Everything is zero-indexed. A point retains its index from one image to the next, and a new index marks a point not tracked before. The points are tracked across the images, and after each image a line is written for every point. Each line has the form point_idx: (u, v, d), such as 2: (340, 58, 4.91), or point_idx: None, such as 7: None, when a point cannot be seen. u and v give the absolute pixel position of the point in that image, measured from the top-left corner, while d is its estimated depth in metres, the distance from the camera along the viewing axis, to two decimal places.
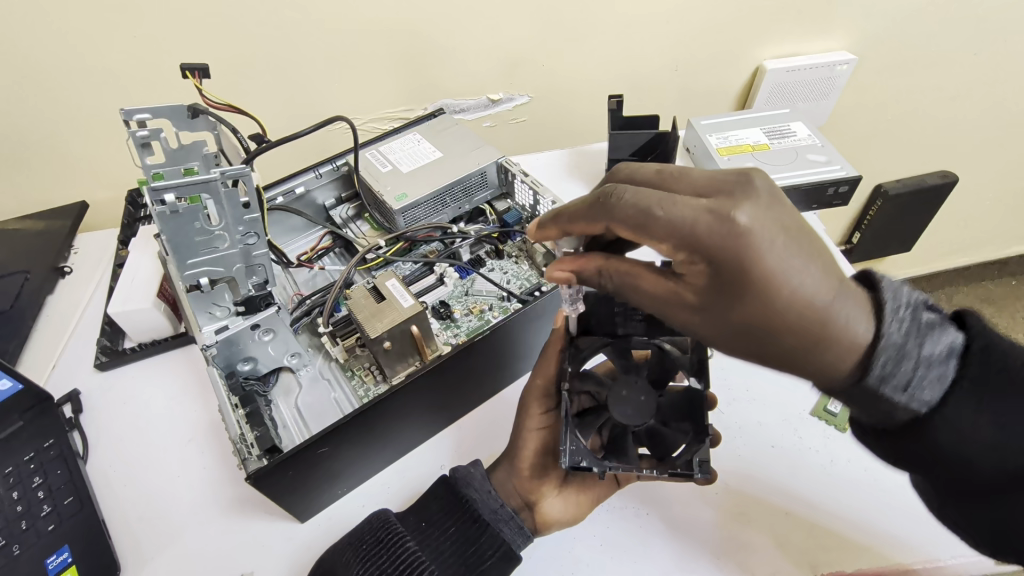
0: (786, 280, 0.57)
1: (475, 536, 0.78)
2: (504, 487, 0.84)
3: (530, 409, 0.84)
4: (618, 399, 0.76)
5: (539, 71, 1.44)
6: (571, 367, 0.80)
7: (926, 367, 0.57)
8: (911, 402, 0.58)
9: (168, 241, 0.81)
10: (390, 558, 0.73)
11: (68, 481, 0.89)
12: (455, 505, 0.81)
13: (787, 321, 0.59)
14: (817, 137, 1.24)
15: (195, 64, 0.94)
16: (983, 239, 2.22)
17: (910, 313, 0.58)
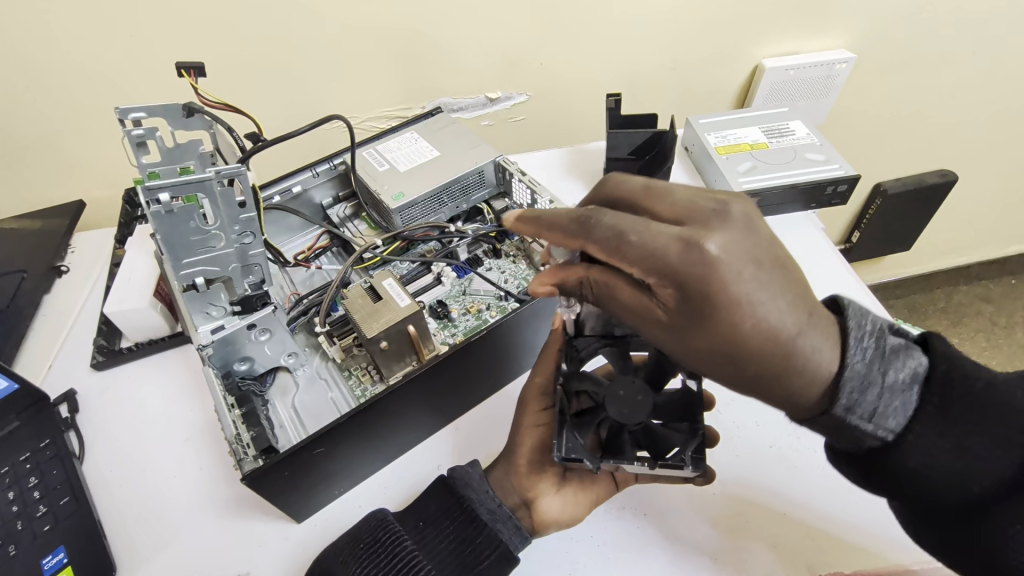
0: (755, 309, 0.59)
1: (472, 537, 0.78)
2: (502, 486, 0.84)
3: (528, 407, 0.84)
4: (615, 397, 0.75)
5: (537, 70, 1.43)
6: (569, 366, 0.80)
7: (889, 394, 0.59)
8: (878, 429, 0.59)
9: (162, 241, 0.81)
10: (386, 558, 0.73)
11: (63, 481, 0.88)
12: (452, 505, 0.80)
13: (753, 347, 0.60)
14: (816, 136, 1.23)
15: (191, 63, 0.94)
16: (983, 238, 2.22)
17: (871, 342, 0.60)
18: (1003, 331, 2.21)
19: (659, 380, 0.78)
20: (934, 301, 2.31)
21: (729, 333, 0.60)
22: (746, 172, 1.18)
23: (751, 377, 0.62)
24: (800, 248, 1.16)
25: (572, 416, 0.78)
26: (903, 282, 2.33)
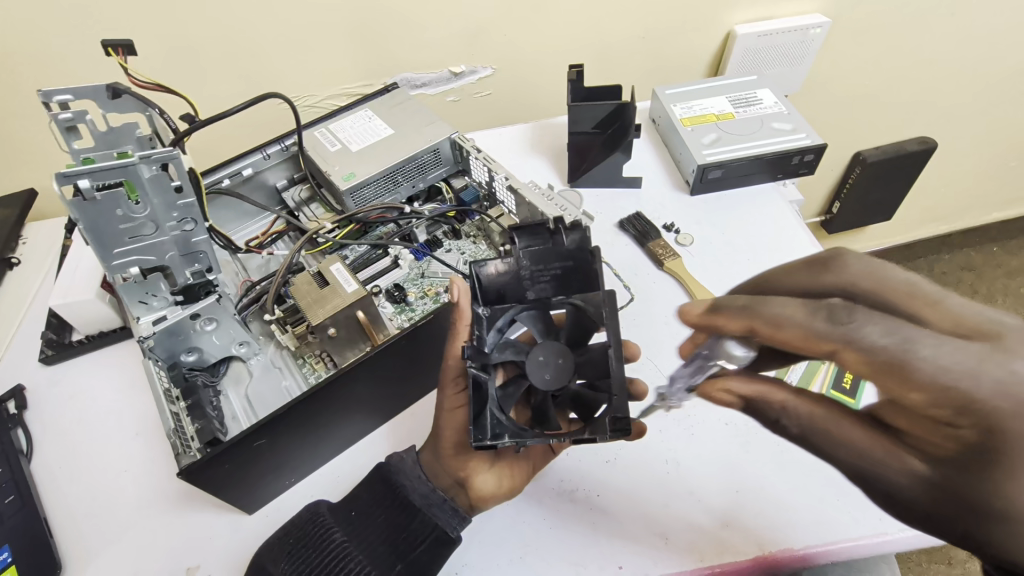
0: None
1: (407, 525, 0.78)
2: (434, 469, 0.82)
3: (444, 390, 0.79)
4: (534, 364, 0.78)
5: (500, 41, 1.37)
6: (489, 337, 0.78)
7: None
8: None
9: (87, 231, 0.77)
10: (317, 552, 0.74)
11: (8, 480, 0.88)
12: (385, 494, 0.80)
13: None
14: (783, 104, 1.20)
15: (118, 40, 0.89)
16: (966, 205, 2.20)
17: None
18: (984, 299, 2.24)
19: (581, 338, 0.80)
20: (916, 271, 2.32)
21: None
22: (710, 144, 1.15)
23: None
24: (767, 223, 1.12)
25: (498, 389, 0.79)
26: (886, 253, 2.33)
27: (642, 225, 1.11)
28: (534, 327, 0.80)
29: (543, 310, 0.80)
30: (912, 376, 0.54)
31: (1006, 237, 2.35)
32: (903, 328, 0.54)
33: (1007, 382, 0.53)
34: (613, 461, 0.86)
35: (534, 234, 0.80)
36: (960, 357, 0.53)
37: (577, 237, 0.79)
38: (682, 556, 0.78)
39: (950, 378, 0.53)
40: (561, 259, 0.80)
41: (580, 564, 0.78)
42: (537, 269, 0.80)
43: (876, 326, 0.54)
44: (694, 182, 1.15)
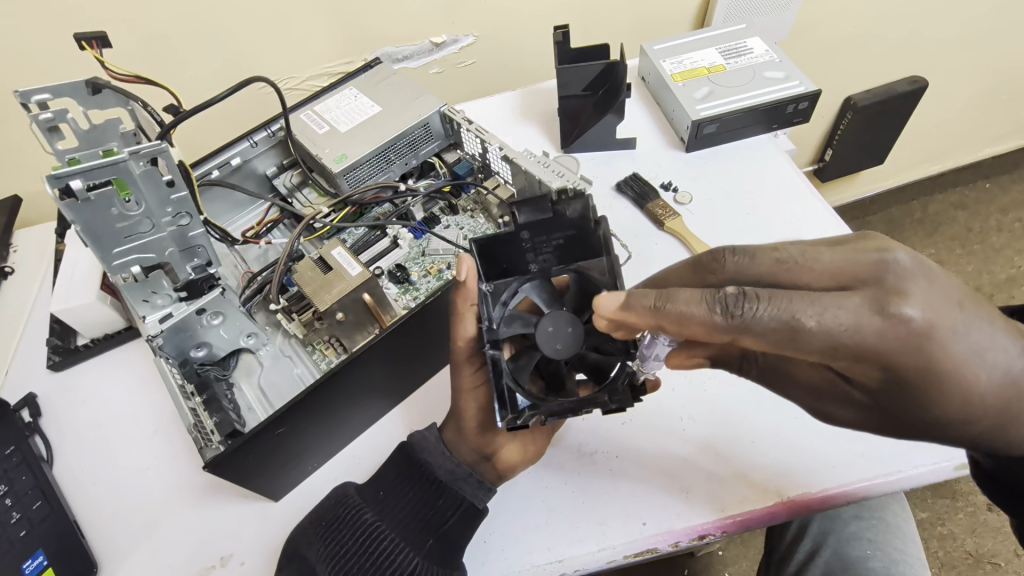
0: (962, 351, 0.59)
1: (433, 500, 0.80)
2: (457, 446, 0.82)
3: (462, 368, 0.80)
4: (545, 334, 0.79)
5: (481, 7, 1.33)
6: (496, 312, 0.80)
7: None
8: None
9: (84, 232, 0.76)
10: (350, 533, 0.76)
11: (34, 486, 0.87)
12: (410, 474, 0.82)
13: (984, 398, 0.61)
14: (774, 52, 1.18)
15: (90, 33, 0.86)
16: (958, 145, 2.20)
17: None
18: (977, 237, 2.27)
19: (585, 303, 0.81)
20: (909, 214, 2.33)
21: (963, 400, 0.61)
22: (703, 98, 1.13)
23: (975, 437, 0.64)
24: (764, 175, 1.11)
25: (510, 362, 0.80)
26: (879, 198, 2.34)
27: (640, 187, 1.10)
28: (537, 297, 0.82)
29: (546, 281, 0.82)
30: (808, 345, 0.57)
31: (996, 174, 2.37)
32: (789, 305, 0.57)
33: (894, 327, 0.57)
34: (629, 423, 0.88)
35: (536, 207, 0.77)
36: (851, 318, 0.56)
37: (581, 206, 0.77)
38: (703, 509, 0.80)
39: (842, 340, 0.57)
40: (564, 229, 0.78)
41: (605, 524, 0.80)
42: (539, 240, 0.79)
43: (765, 308, 0.57)
44: (688, 139, 1.14)
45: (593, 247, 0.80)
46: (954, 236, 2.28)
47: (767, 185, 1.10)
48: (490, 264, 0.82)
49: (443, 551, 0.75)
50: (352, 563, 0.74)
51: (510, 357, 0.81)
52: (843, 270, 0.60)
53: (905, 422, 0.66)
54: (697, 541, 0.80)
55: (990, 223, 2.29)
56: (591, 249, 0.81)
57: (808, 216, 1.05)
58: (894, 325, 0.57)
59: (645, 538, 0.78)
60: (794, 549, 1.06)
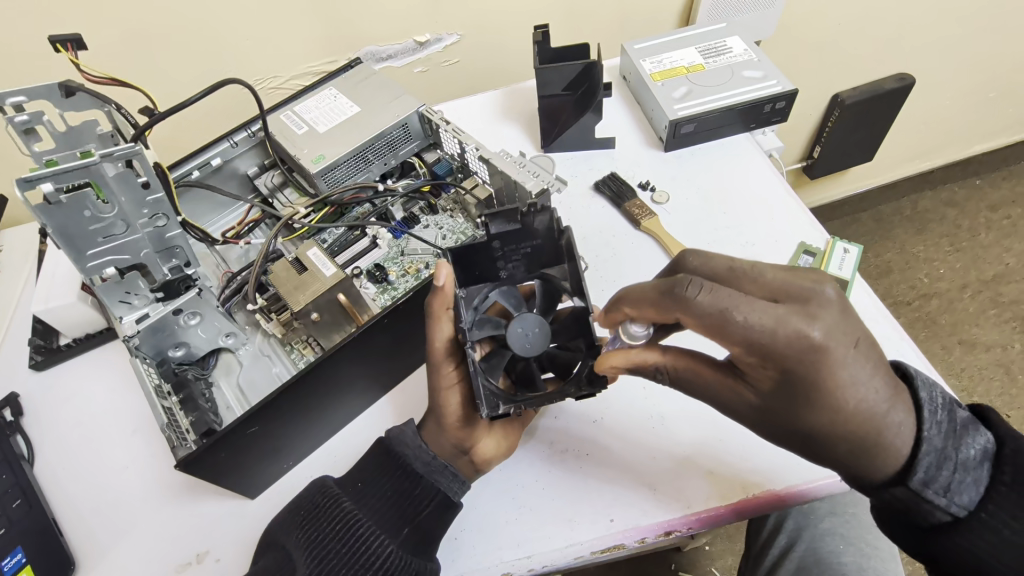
0: (840, 377, 0.63)
1: (411, 490, 0.81)
2: (435, 440, 0.84)
3: (442, 369, 0.80)
4: (516, 335, 0.80)
5: (464, 6, 1.33)
6: (467, 315, 0.81)
7: (960, 472, 0.64)
8: (950, 506, 0.63)
9: (58, 235, 0.76)
10: (327, 521, 0.76)
11: (14, 485, 0.89)
12: (388, 465, 0.83)
13: (849, 419, 0.64)
14: (753, 51, 1.18)
15: (65, 35, 0.86)
16: (947, 141, 2.20)
17: (944, 417, 0.66)
18: (966, 234, 2.28)
19: (549, 308, 0.84)
20: (899, 210, 2.34)
21: (832, 417, 0.65)
22: (681, 98, 1.13)
23: (842, 456, 0.67)
24: (741, 174, 1.12)
25: (482, 361, 0.82)
26: (869, 194, 2.34)
27: (618, 186, 1.10)
28: (507, 303, 0.84)
29: (513, 287, 0.85)
30: (732, 336, 0.63)
31: (986, 170, 2.37)
32: (725, 298, 0.63)
33: (798, 337, 0.62)
34: (602, 420, 0.89)
35: (507, 218, 0.77)
36: (764, 319, 0.62)
37: (547, 218, 0.78)
38: (671, 505, 0.81)
39: (759, 338, 0.62)
40: (531, 239, 0.80)
41: (574, 520, 0.81)
42: (509, 249, 0.81)
43: (702, 298, 0.63)
44: (666, 138, 1.14)
45: (557, 254, 0.84)
46: (943, 232, 2.28)
47: (744, 184, 1.11)
48: (464, 271, 0.83)
49: (418, 541, 0.77)
50: (329, 550, 0.74)
51: (482, 358, 0.83)
52: (773, 285, 0.66)
53: (788, 430, 0.70)
54: (664, 537, 0.82)
55: (980, 220, 2.29)
56: (556, 257, 0.84)
57: (784, 216, 1.06)
58: (796, 339, 0.62)
59: (611, 534, 0.80)
60: (770, 544, 1.07)
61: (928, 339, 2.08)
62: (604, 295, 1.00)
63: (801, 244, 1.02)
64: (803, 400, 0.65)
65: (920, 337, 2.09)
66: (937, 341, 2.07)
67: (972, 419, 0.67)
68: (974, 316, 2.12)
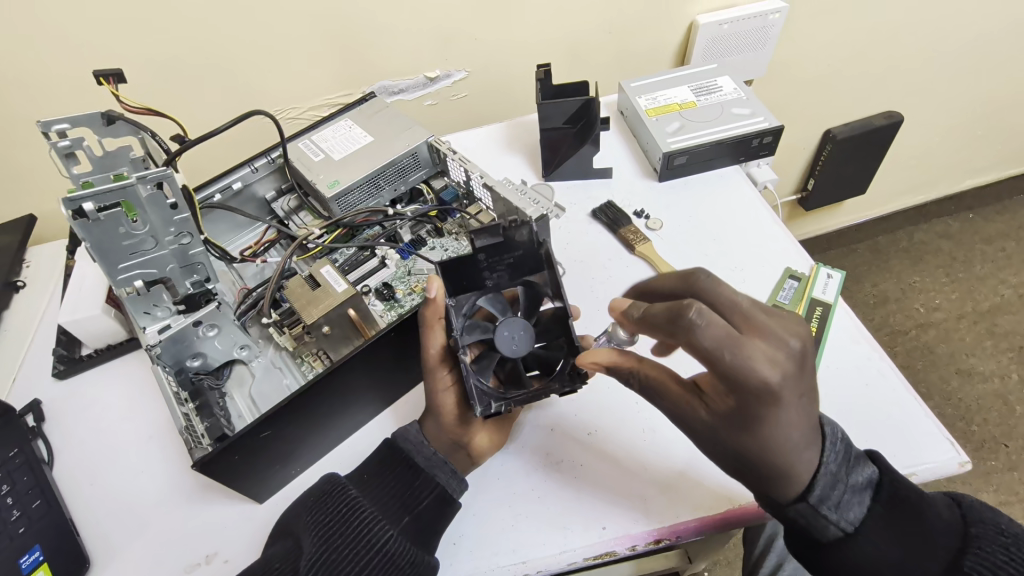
0: (784, 400, 0.68)
1: (412, 481, 0.85)
2: (435, 435, 0.88)
3: (438, 373, 0.85)
4: (504, 338, 0.86)
5: (472, 45, 1.43)
6: (458, 323, 0.87)
7: (850, 491, 0.71)
8: (841, 521, 0.70)
9: (93, 249, 0.83)
10: (335, 505, 0.79)
11: (33, 486, 0.92)
12: (391, 457, 0.87)
13: (777, 430, 0.69)
14: (742, 90, 1.26)
15: (108, 70, 0.94)
16: (939, 176, 2.27)
17: (843, 447, 0.73)
18: (961, 266, 2.33)
19: (532, 311, 0.91)
20: (894, 242, 2.40)
21: (764, 424, 0.70)
22: (674, 132, 1.21)
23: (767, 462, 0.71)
24: (731, 203, 1.19)
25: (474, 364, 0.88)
26: (865, 226, 2.40)
27: (614, 214, 1.17)
28: (493, 309, 0.90)
29: (498, 294, 0.91)
30: (716, 368, 0.67)
31: (979, 205, 2.44)
32: (730, 329, 0.66)
33: (770, 367, 0.67)
34: (595, 434, 0.93)
35: (492, 233, 0.84)
36: (750, 352, 0.66)
37: (528, 231, 0.86)
38: (660, 515, 0.85)
39: (743, 365, 0.66)
40: (513, 250, 0.87)
41: (567, 527, 0.84)
42: (494, 260, 0.87)
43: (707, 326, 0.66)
44: (661, 169, 1.21)
45: (537, 263, 0.90)
46: (938, 264, 2.34)
47: (734, 212, 1.17)
48: (453, 280, 0.89)
49: (417, 530, 0.81)
50: (335, 533, 0.77)
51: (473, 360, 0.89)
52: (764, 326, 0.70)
53: (717, 442, 0.76)
54: (654, 546, 0.85)
55: (974, 253, 2.35)
56: (537, 265, 0.91)
57: (771, 243, 1.12)
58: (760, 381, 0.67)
59: (603, 541, 0.83)
60: (762, 560, 1.09)
61: (925, 370, 2.11)
62: (602, 316, 1.05)
63: (786, 270, 1.08)
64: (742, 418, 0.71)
65: (918, 367, 2.12)
66: (934, 370, 2.10)
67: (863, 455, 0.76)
68: (970, 346, 2.15)
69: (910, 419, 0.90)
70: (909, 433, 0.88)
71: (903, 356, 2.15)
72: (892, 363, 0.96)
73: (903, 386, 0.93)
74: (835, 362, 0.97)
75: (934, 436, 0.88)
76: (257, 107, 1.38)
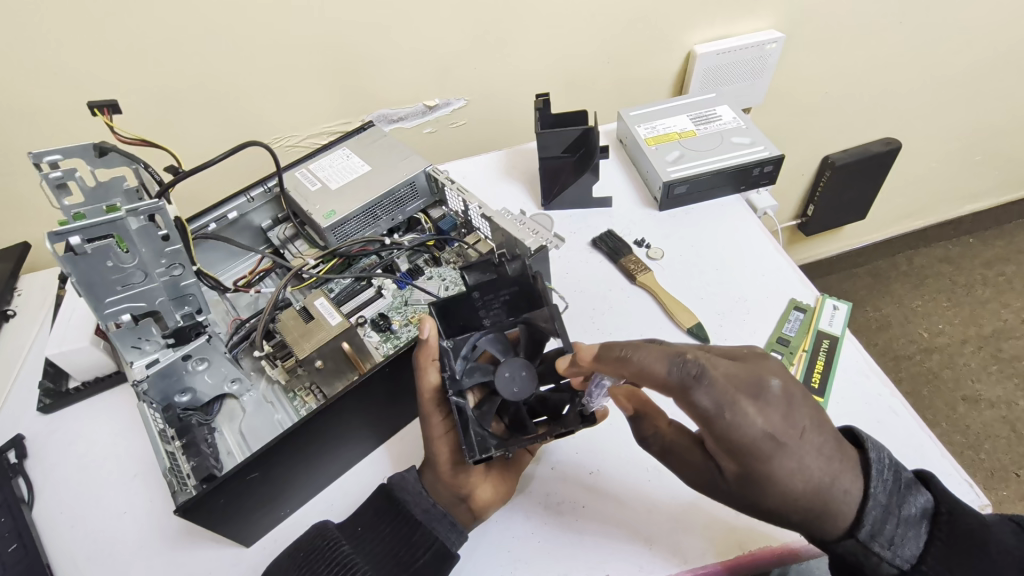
0: (787, 463, 0.64)
1: (410, 537, 0.81)
2: (435, 487, 0.85)
3: (431, 418, 0.83)
4: (504, 380, 0.82)
5: (471, 74, 1.44)
6: (457, 366, 0.84)
7: (903, 525, 0.64)
8: (895, 559, 0.64)
9: (79, 284, 0.81)
10: (326, 563, 0.76)
11: (11, 529, 0.89)
12: (386, 510, 0.84)
13: (799, 496, 0.65)
14: (741, 119, 1.26)
15: (103, 101, 0.93)
16: (940, 200, 2.27)
17: (890, 473, 0.67)
18: (964, 290, 2.31)
19: (534, 352, 0.88)
20: (895, 266, 2.38)
21: (786, 496, 0.65)
22: (674, 161, 1.20)
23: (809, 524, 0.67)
24: (731, 232, 1.17)
25: (474, 409, 0.85)
26: (865, 251, 2.40)
27: (614, 243, 1.15)
28: (495, 349, 0.86)
29: (499, 333, 0.87)
30: (715, 433, 0.65)
31: (979, 230, 2.43)
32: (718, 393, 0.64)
33: (753, 431, 0.64)
34: (597, 473, 0.90)
35: (481, 268, 0.88)
36: (738, 413, 0.64)
37: (519, 264, 0.88)
38: (665, 561, 0.81)
39: (735, 436, 0.64)
40: (508, 286, 0.87)
41: (569, 574, 0.80)
42: (488, 297, 0.87)
43: (700, 384, 0.64)
44: (661, 199, 1.20)
45: (535, 299, 0.87)
46: (940, 288, 2.32)
47: (735, 241, 1.15)
48: (448, 322, 0.87)
49: None
50: None
51: (474, 405, 0.86)
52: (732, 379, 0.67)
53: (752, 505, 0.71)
54: None
55: (976, 277, 2.33)
56: (534, 302, 0.88)
57: (775, 273, 1.10)
58: (754, 437, 0.64)
59: None
60: None
61: (931, 396, 2.07)
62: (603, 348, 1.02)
63: (790, 301, 1.06)
64: (755, 483, 0.67)
65: (923, 393, 2.08)
66: (940, 397, 2.06)
67: (916, 479, 0.68)
68: (976, 372, 2.11)
69: (922, 459, 0.87)
70: None
71: (907, 382, 2.11)
72: (905, 399, 0.93)
73: (917, 424, 0.90)
74: (844, 398, 0.94)
75: (951, 478, 0.84)
76: (255, 135, 1.38)
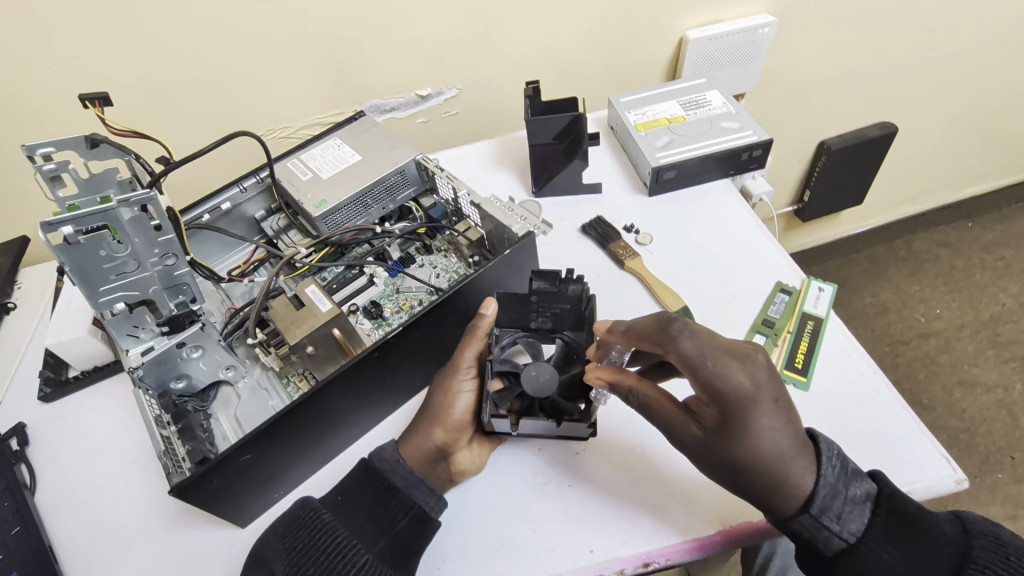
0: (761, 423, 0.71)
1: (388, 502, 0.81)
2: (414, 451, 0.87)
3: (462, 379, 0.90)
4: (530, 376, 0.86)
5: (463, 63, 1.44)
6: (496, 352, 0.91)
7: (849, 502, 0.72)
8: (843, 532, 0.71)
9: (74, 273, 0.82)
10: (308, 532, 0.77)
11: (14, 513, 0.91)
12: (365, 478, 0.83)
13: (760, 459, 0.72)
14: (730, 104, 1.26)
15: (94, 93, 0.94)
16: (937, 184, 2.26)
17: (838, 461, 0.74)
18: (961, 274, 2.30)
19: (563, 366, 0.93)
20: (893, 251, 2.38)
21: (750, 453, 0.72)
22: (663, 147, 1.20)
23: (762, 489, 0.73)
24: (720, 216, 1.18)
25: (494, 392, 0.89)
26: (862, 236, 2.39)
27: (604, 229, 1.16)
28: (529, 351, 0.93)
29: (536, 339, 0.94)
30: (699, 379, 0.72)
31: (978, 214, 2.42)
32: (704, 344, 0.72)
33: (739, 385, 0.71)
34: (584, 452, 0.91)
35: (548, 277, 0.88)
36: (728, 365, 0.71)
37: (579, 288, 0.89)
38: (650, 536, 0.83)
39: (721, 384, 0.71)
40: (562, 302, 0.90)
41: (554, 549, 0.82)
42: (542, 305, 0.91)
43: (689, 339, 0.72)
44: (650, 184, 1.20)
45: (580, 322, 0.93)
46: (937, 272, 2.32)
47: (724, 225, 1.16)
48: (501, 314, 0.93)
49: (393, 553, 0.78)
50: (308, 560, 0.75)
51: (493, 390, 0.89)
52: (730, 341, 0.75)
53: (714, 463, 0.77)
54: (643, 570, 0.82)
55: (974, 261, 2.33)
56: (580, 325, 0.94)
57: (762, 256, 1.11)
58: (736, 390, 0.71)
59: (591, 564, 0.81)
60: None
61: (927, 380, 2.08)
62: None
63: (777, 283, 1.07)
64: (724, 435, 0.74)
65: (919, 377, 2.09)
66: (936, 380, 2.07)
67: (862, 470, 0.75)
68: (973, 356, 2.12)
69: (903, 437, 0.88)
70: (906, 452, 0.86)
71: (903, 367, 2.12)
72: (887, 379, 0.94)
73: (899, 403, 0.91)
74: (828, 378, 0.95)
75: (930, 456, 0.86)
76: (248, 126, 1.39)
